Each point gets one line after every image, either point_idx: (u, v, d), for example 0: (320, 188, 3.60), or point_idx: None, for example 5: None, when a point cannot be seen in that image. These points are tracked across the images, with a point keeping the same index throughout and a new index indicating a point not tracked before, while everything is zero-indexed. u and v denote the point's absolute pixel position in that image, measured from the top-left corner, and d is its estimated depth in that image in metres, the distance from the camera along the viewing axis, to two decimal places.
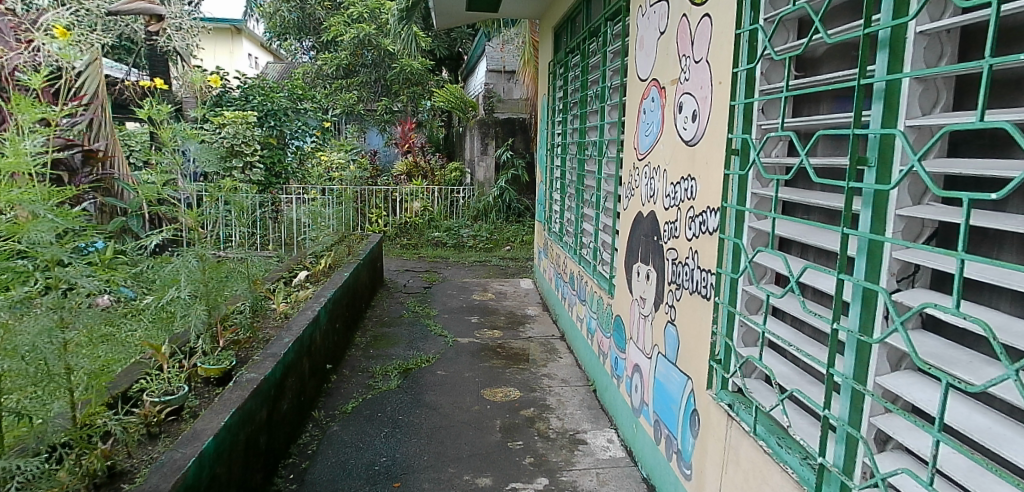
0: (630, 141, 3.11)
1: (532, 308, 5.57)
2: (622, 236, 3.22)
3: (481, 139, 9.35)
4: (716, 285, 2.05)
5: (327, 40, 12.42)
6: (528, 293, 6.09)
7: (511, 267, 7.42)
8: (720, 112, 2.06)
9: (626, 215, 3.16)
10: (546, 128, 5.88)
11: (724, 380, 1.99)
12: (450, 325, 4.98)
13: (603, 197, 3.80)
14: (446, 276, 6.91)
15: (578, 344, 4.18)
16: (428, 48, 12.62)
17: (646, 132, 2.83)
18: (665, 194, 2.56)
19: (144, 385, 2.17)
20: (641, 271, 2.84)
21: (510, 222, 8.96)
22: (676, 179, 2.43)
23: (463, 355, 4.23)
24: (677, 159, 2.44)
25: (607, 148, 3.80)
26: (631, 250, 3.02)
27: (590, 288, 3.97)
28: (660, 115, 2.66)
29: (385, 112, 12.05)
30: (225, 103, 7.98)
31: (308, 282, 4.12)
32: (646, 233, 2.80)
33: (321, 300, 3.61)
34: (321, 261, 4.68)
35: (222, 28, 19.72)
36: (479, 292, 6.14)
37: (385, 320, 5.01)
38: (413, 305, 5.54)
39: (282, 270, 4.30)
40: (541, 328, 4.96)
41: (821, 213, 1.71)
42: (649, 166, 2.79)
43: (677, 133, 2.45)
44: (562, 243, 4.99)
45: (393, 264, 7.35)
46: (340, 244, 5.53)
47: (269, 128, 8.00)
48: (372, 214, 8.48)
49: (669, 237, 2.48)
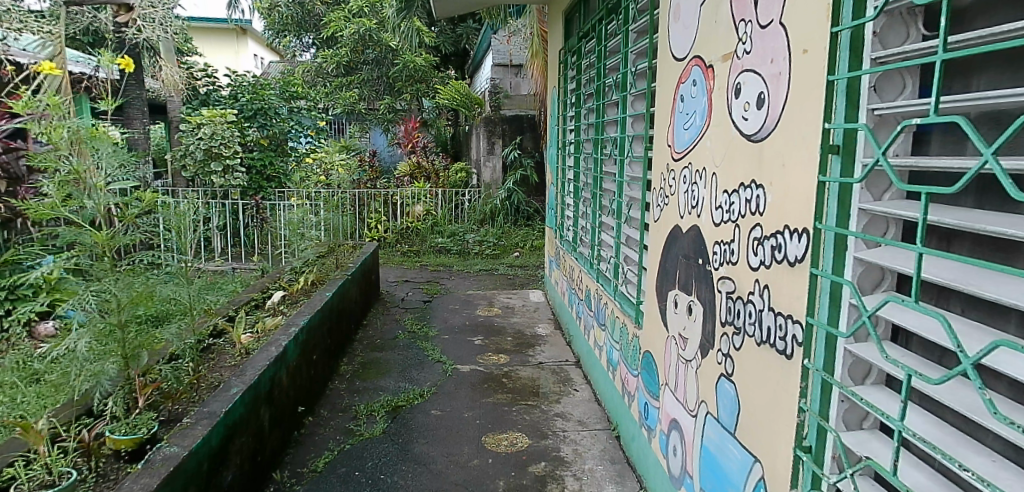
0: (661, 136, 2.51)
1: (543, 326, 4.98)
2: (652, 254, 2.62)
3: (487, 137, 8.78)
4: (801, 338, 1.46)
5: (327, 36, 11.89)
6: (538, 308, 5.51)
7: (520, 276, 6.84)
8: (804, 94, 1.47)
9: (656, 229, 2.57)
10: (556, 125, 5.29)
11: (817, 479, 1.40)
12: (450, 348, 4.40)
13: (625, 203, 3.21)
14: (449, 287, 6.35)
15: (597, 375, 3.59)
16: (432, 43, 12.06)
17: (686, 125, 2.23)
18: (715, 205, 1.96)
19: (15, 473, 1.63)
20: (680, 302, 2.24)
21: (519, 226, 8.41)
22: (732, 185, 1.84)
23: (463, 388, 3.65)
24: (733, 159, 1.84)
25: (629, 146, 3.21)
26: (665, 273, 2.43)
27: (610, 311, 3.39)
28: (704, 102, 2.07)
29: (388, 111, 11.52)
30: (213, 102, 7.45)
31: (282, 305, 3.55)
32: (686, 253, 2.22)
33: (292, 328, 3.03)
34: (304, 278, 4.11)
35: (223, 28, 19.31)
36: (484, 307, 5.56)
37: (377, 342, 4.45)
38: (410, 324, 4.97)
39: (254, 291, 3.73)
40: (553, 351, 4.37)
41: (978, 243, 1.13)
42: (689, 168, 2.20)
43: (731, 124, 1.86)
44: (576, 255, 4.41)
45: (393, 274, 6.79)
46: (328, 257, 4.97)
47: (260, 128, 7.47)
48: (371, 219, 7.91)
49: (722, 262, 1.89)
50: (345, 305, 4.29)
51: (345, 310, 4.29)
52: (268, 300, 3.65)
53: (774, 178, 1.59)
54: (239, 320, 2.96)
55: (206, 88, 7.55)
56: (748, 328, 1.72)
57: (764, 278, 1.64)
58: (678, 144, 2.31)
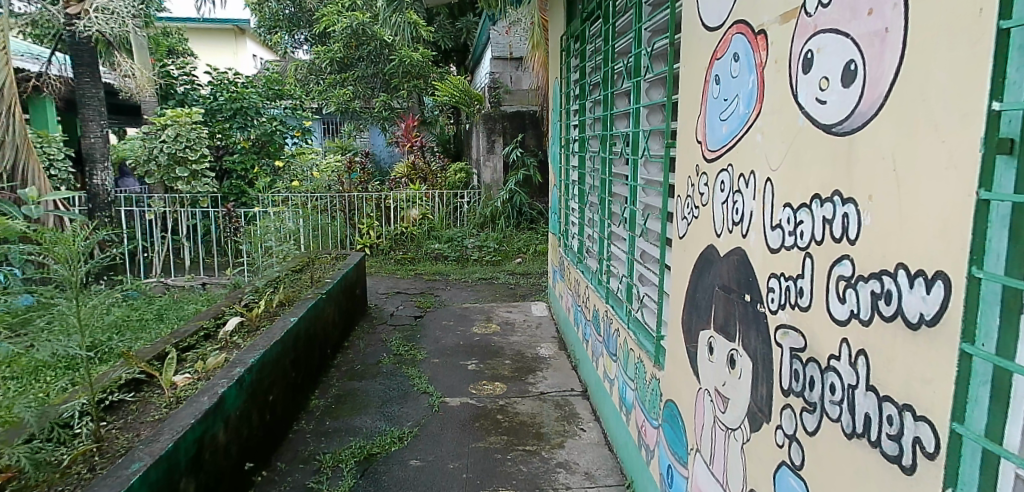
0: (688, 129, 1.97)
1: (546, 347, 4.44)
2: (676, 277, 2.09)
3: (487, 135, 8.23)
4: (933, 447, 0.92)
5: (320, 32, 11.41)
6: (540, 323, 4.98)
7: (521, 286, 6.31)
8: (937, 54, 0.91)
9: (681, 246, 2.04)
10: (559, 120, 4.75)
11: None
12: (440, 375, 3.88)
13: (640, 212, 2.68)
14: (444, 299, 5.84)
15: (607, 412, 3.06)
16: (430, 38, 11.54)
17: (724, 114, 1.69)
18: (770, 223, 1.43)
19: None
20: (719, 348, 1.70)
21: (521, 230, 7.91)
22: (800, 197, 1.30)
23: (450, 428, 3.12)
24: (802, 158, 1.30)
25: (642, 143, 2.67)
26: (695, 306, 1.90)
27: (621, 339, 2.85)
28: (753, 82, 1.53)
29: (385, 109, 11.04)
30: (190, 102, 6.95)
31: (236, 335, 3.03)
32: (726, 283, 1.68)
33: (236, 367, 2.50)
34: (268, 300, 3.57)
35: (219, 27, 18.93)
36: (481, 322, 5.02)
37: (358, 369, 3.94)
38: (397, 344, 4.45)
39: (206, 318, 3.21)
40: (557, 378, 3.84)
41: None
42: (729, 171, 1.66)
43: (797, 109, 1.32)
44: (582, 267, 3.89)
45: (384, 285, 6.27)
46: (304, 272, 4.44)
47: (240, 130, 6.97)
48: (362, 225, 7.39)
49: (785, 304, 1.36)
50: (319, 327, 3.76)
51: (320, 333, 3.76)
52: (221, 328, 3.13)
53: (877, 190, 1.06)
54: (170, 362, 2.43)
55: (182, 87, 7.04)
56: (829, 407, 1.19)
57: (858, 339, 1.10)
58: (713, 138, 1.78)
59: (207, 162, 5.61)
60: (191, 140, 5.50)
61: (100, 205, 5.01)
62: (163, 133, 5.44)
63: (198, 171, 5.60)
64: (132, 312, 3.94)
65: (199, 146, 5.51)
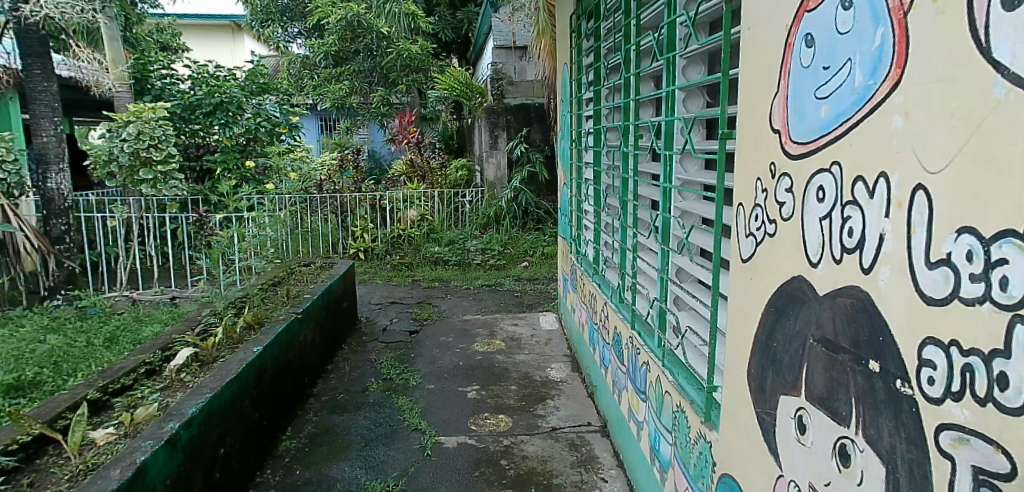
0: (756, 115, 1.45)
1: (556, 368, 3.90)
2: (736, 312, 1.57)
3: (489, 130, 7.77)
4: None
5: (314, 24, 10.92)
6: (550, 338, 4.45)
7: (527, 293, 5.78)
8: None
9: (744, 272, 1.52)
10: (568, 111, 4.21)
11: None
12: (434, 406, 3.37)
13: (675, 221, 2.16)
14: (443, 310, 5.32)
15: (634, 459, 2.53)
16: (429, 30, 11.03)
17: (826, 88, 1.16)
18: (928, 259, 0.90)
19: None
20: (821, 429, 1.18)
21: (527, 231, 7.40)
22: (999, 220, 0.77)
23: (443, 480, 2.61)
24: (1005, 152, 0.77)
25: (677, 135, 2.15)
26: (771, 360, 1.38)
27: (651, 375, 2.32)
28: (882, 36, 1.00)
29: (382, 104, 10.55)
30: (167, 97, 6.46)
31: (184, 373, 2.52)
32: (828, 337, 1.16)
33: (169, 423, 2.00)
34: (231, 325, 3.07)
35: (217, 23, 18.47)
36: (483, 338, 4.49)
37: (341, 399, 3.42)
38: (388, 367, 3.94)
39: (150, 349, 2.70)
40: (571, 409, 3.31)
41: None
42: (833, 172, 1.14)
43: (985, 72, 0.80)
44: (598, 279, 3.37)
45: (378, 294, 5.76)
46: (281, 287, 3.93)
47: (222, 127, 6.50)
48: (356, 228, 6.89)
49: (963, 395, 0.84)
50: (294, 353, 3.25)
51: (295, 360, 3.26)
52: (168, 363, 2.63)
53: None
54: (79, 420, 1.95)
55: (160, 83, 6.58)
56: None
57: None
58: (801, 125, 1.25)
59: (175, 163, 5.10)
60: (156, 138, 4.97)
61: (57, 211, 4.73)
62: (124, 130, 4.89)
63: (165, 173, 5.09)
64: (77, 336, 3.45)
65: (165, 145, 5.00)
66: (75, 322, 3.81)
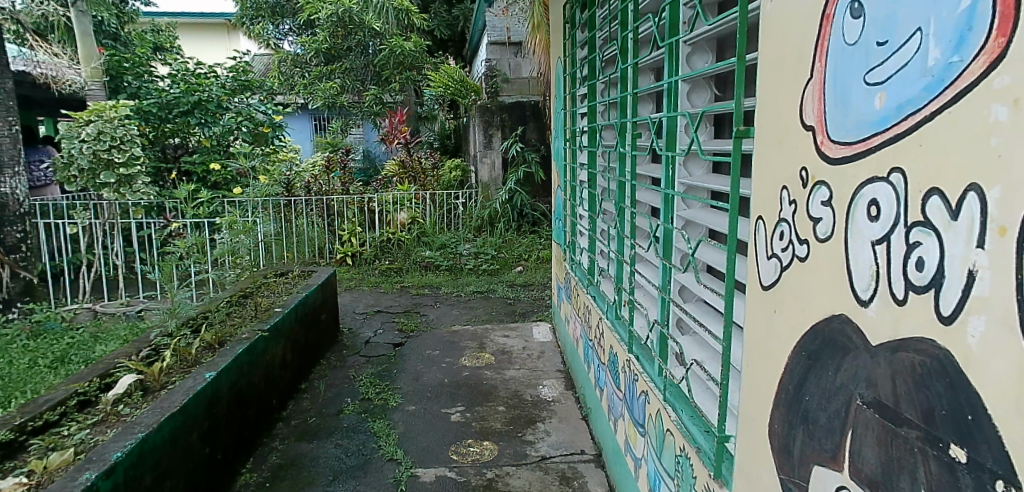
0: (782, 107, 1.16)
1: (549, 385, 3.60)
2: (754, 350, 1.28)
3: (483, 129, 7.50)
4: None
5: (305, 21, 10.66)
6: (543, 350, 4.16)
7: (521, 300, 5.49)
8: None
9: (765, 301, 1.23)
10: (562, 109, 3.92)
11: None
12: (414, 431, 3.08)
13: (678, 233, 1.88)
14: (432, 319, 5.03)
15: None
16: (424, 27, 10.76)
17: (887, 67, 0.87)
18: None
19: None
20: None
21: (522, 234, 7.13)
22: None
23: None
24: None
25: (680, 133, 1.86)
26: (803, 418, 1.09)
27: (651, 408, 2.03)
28: None
29: (375, 103, 10.28)
30: (143, 95, 6.12)
31: (121, 406, 2.27)
32: (883, 400, 0.88)
33: (85, 473, 1.72)
34: (185, 346, 2.80)
35: (213, 22, 18.27)
36: (472, 351, 4.19)
37: (312, 423, 3.13)
38: (367, 384, 3.65)
39: (87, 376, 2.43)
40: (563, 434, 3.02)
41: None
42: (896, 182, 0.85)
43: None
44: (593, 290, 3.08)
45: (364, 302, 5.48)
46: (251, 300, 3.64)
47: (201, 127, 6.22)
48: (344, 231, 6.63)
49: None
50: (259, 373, 2.97)
51: (261, 381, 2.98)
52: (106, 392, 2.38)
53: None
54: None
55: (137, 81, 6.29)
56: None
57: None
58: (846, 118, 0.97)
59: (139, 166, 4.86)
60: (117, 139, 4.74)
61: (11, 217, 4.61)
62: (82, 131, 4.66)
63: (128, 176, 4.87)
64: (19, 361, 3.19)
65: (129, 145, 4.77)
66: (25, 341, 3.53)
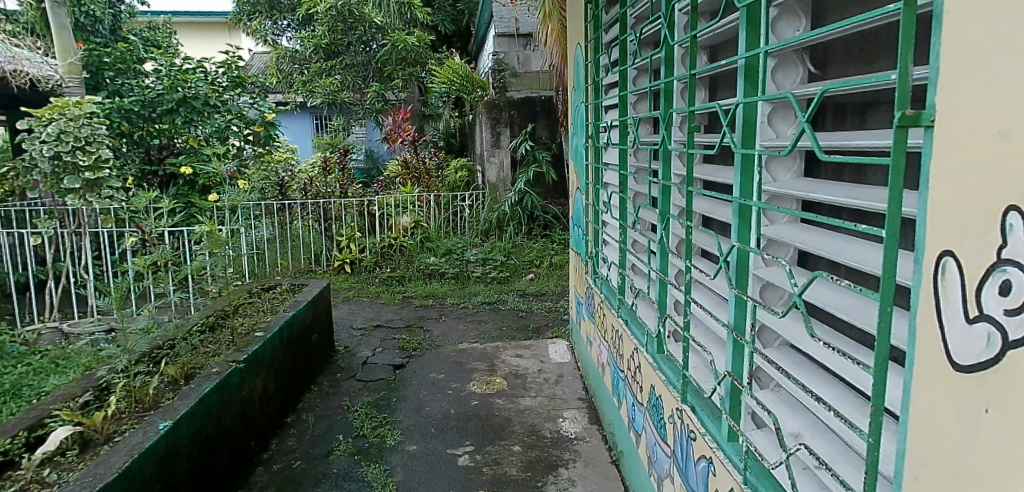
0: (1000, 76, 0.70)
1: (570, 418, 3.14)
2: (928, 455, 0.84)
3: (491, 127, 7.07)
4: None
5: (303, 16, 10.24)
6: (561, 373, 3.70)
7: (534, 313, 5.02)
8: None
9: (955, 388, 0.78)
10: (582, 102, 3.47)
11: None
12: (415, 478, 2.62)
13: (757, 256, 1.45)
14: (437, 334, 4.58)
15: None
16: (427, 21, 10.33)
17: None
18: None
19: None
20: None
21: (533, 238, 6.69)
22: None
23: None
24: None
25: (761, 127, 1.43)
26: None
27: (718, 482, 1.56)
28: None
29: (377, 100, 9.87)
30: (126, 93, 5.69)
31: (48, 470, 1.81)
32: None
33: None
34: (142, 384, 2.35)
35: (214, 21, 17.95)
36: (481, 374, 3.72)
37: (296, 469, 2.68)
38: (363, 417, 3.19)
39: (11, 430, 1.97)
40: (590, 484, 2.55)
41: None
42: None
43: None
44: (625, 312, 2.62)
45: (362, 315, 5.03)
46: (232, 324, 3.20)
47: (188, 126, 5.81)
48: (342, 237, 6.23)
49: None
50: (235, 411, 2.54)
51: (237, 421, 2.55)
52: (33, 450, 1.92)
53: None
54: None
55: (119, 79, 5.83)
56: None
57: None
58: None
59: (106, 169, 4.48)
60: (83, 140, 4.31)
61: None
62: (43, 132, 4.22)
63: (97, 181, 4.48)
64: None
65: (95, 147, 4.38)
66: None
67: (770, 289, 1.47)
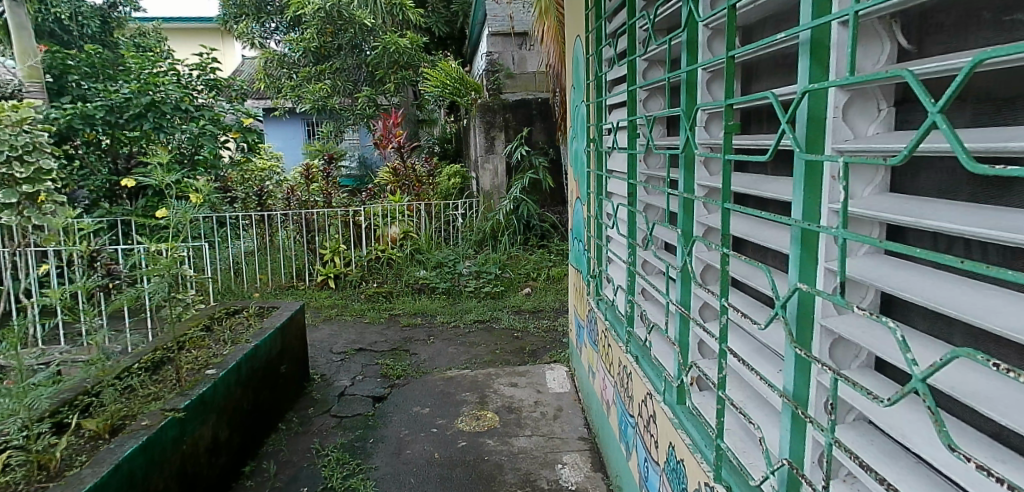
0: None
1: (569, 464, 2.72)
2: None
3: (485, 131, 6.69)
4: None
5: (291, 18, 9.86)
6: (560, 406, 3.29)
7: (531, 333, 4.60)
8: None
9: None
10: (582, 102, 3.07)
11: None
12: None
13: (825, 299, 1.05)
14: (424, 358, 4.17)
15: None
16: (420, 23, 9.96)
17: None
18: None
19: None
20: None
21: (529, 249, 6.29)
22: None
23: None
24: None
25: (831, 128, 1.05)
26: None
27: None
28: None
29: (368, 105, 9.48)
30: (90, 98, 5.27)
31: None
32: None
33: None
34: (51, 446, 1.96)
35: (206, 26, 17.60)
36: (470, 408, 3.31)
37: None
38: (332, 464, 2.77)
39: None
40: None
41: None
42: None
43: None
44: (634, 346, 2.21)
45: (344, 337, 4.61)
46: (183, 356, 2.81)
47: (159, 134, 5.41)
48: (326, 249, 5.83)
49: None
50: (171, 471, 2.13)
51: (174, 482, 2.13)
52: None
53: None
54: None
55: (86, 83, 5.37)
56: None
57: None
58: None
59: (47, 180, 4.14)
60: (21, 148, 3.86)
61: None
62: None
63: (37, 192, 4.11)
64: None
65: (32, 156, 4.04)
66: None
67: (841, 345, 1.07)
